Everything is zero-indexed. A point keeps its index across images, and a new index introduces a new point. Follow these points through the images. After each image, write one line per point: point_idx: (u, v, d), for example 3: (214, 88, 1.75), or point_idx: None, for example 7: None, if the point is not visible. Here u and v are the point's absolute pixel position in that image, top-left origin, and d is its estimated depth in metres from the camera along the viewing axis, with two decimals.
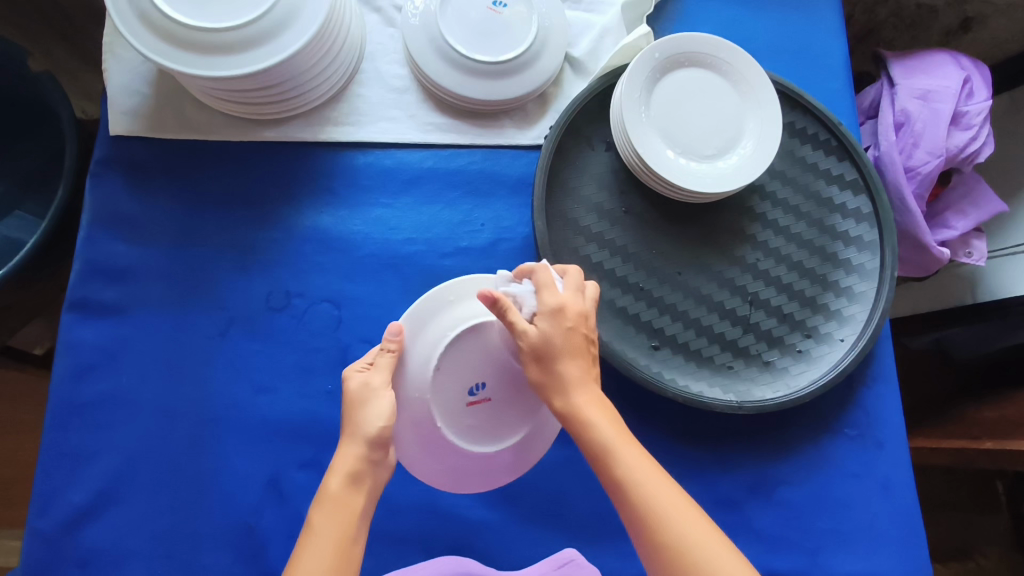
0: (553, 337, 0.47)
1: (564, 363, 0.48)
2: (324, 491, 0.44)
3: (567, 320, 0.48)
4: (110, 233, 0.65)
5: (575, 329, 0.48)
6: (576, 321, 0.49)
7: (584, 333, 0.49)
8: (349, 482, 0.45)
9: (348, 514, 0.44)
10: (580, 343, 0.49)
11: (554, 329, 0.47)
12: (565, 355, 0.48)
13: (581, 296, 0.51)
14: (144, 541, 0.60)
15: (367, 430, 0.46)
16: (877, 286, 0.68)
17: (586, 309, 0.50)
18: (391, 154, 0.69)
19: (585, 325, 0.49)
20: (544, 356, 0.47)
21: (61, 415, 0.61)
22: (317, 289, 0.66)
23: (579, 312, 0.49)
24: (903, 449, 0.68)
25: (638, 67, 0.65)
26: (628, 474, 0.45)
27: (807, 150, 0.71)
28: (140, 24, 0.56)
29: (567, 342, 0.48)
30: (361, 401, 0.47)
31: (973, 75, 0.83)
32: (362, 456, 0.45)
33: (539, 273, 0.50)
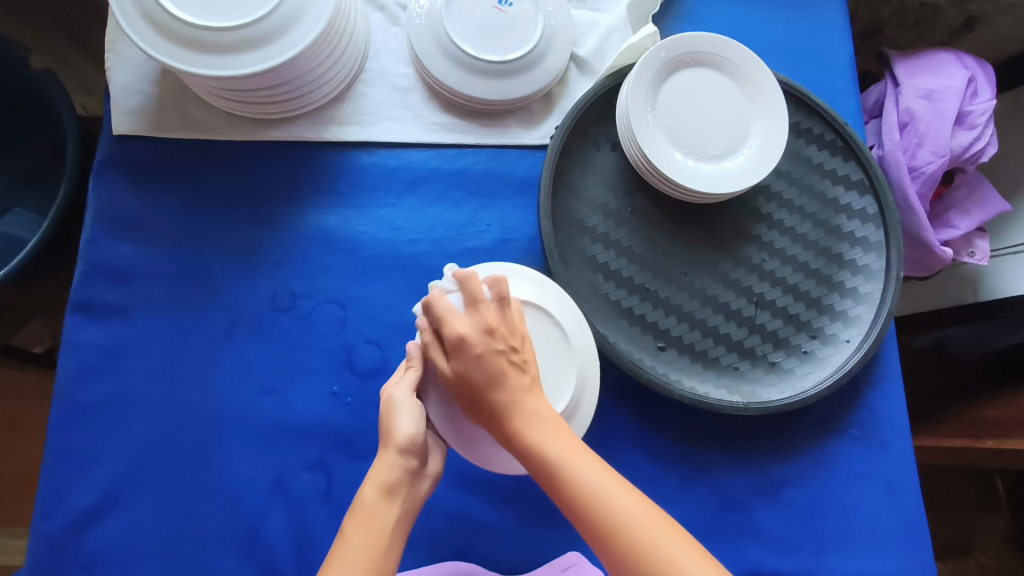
0: (466, 369, 0.48)
1: (489, 391, 0.48)
2: (360, 502, 0.47)
3: (472, 349, 0.48)
4: (114, 233, 0.64)
5: (484, 352, 0.48)
6: (484, 343, 0.48)
7: (498, 352, 0.48)
8: (383, 491, 0.47)
9: (385, 522, 0.47)
10: (501, 363, 0.48)
11: (466, 364, 0.48)
12: (488, 386, 0.48)
13: (481, 311, 0.49)
14: (150, 543, 0.60)
15: (399, 440, 0.49)
16: (882, 286, 0.68)
17: (491, 323, 0.49)
18: (397, 154, 0.69)
19: (493, 342, 0.48)
20: (470, 388, 0.48)
21: (65, 416, 0.61)
22: (322, 290, 0.66)
23: (482, 334, 0.48)
24: (907, 450, 0.68)
25: (644, 67, 0.64)
26: (574, 487, 0.45)
27: (812, 150, 0.71)
28: (143, 22, 0.55)
29: (480, 369, 0.48)
30: (389, 412, 0.50)
31: (977, 74, 0.83)
32: (398, 468, 0.48)
33: (433, 305, 0.50)
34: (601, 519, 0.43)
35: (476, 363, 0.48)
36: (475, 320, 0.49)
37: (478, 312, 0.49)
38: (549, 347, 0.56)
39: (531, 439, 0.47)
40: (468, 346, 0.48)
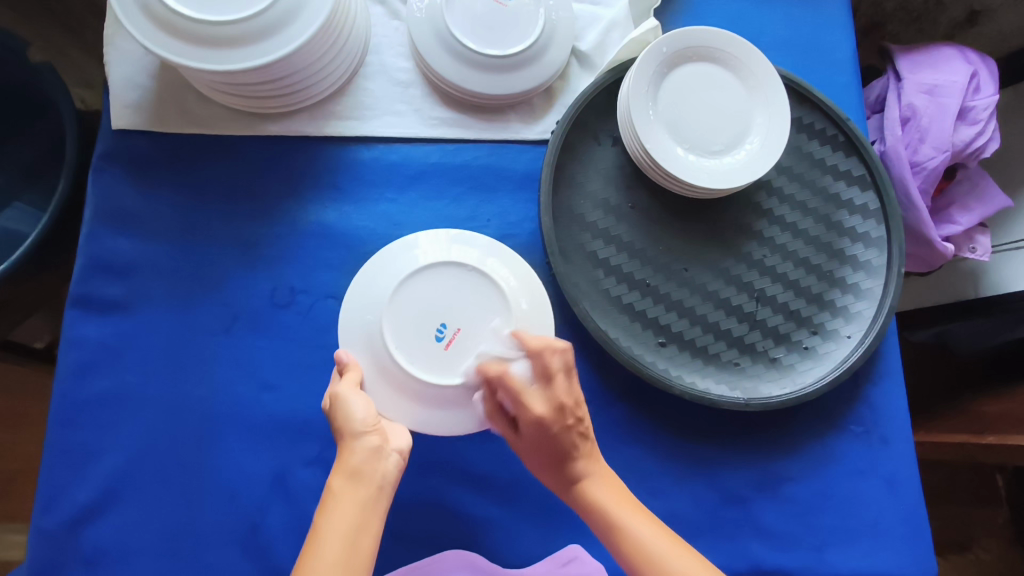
0: (540, 445, 0.53)
1: (564, 465, 0.54)
2: (329, 492, 0.47)
3: (548, 429, 0.52)
4: (113, 229, 0.64)
5: (558, 430, 0.52)
6: (558, 423, 0.52)
7: (570, 429, 0.53)
8: (348, 475, 0.48)
9: (356, 503, 0.47)
10: (571, 437, 0.53)
11: (540, 437, 0.53)
12: (563, 457, 0.54)
13: (552, 390, 0.52)
14: (150, 538, 0.60)
15: (356, 427, 0.50)
16: (884, 282, 0.67)
17: (563, 401, 0.52)
18: (396, 149, 0.68)
19: (563, 420, 0.52)
20: (542, 456, 0.54)
21: (65, 412, 0.61)
22: (322, 286, 0.65)
23: (556, 411, 0.52)
24: (908, 446, 0.68)
25: (645, 62, 0.64)
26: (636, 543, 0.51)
27: (814, 145, 0.71)
28: (143, 16, 0.55)
29: (555, 446, 0.53)
30: (338, 407, 0.51)
31: (981, 69, 0.83)
32: (361, 452, 0.49)
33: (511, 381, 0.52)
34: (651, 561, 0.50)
35: (552, 440, 0.53)
36: (549, 396, 0.52)
37: (547, 390, 0.52)
38: (477, 299, 0.56)
39: (587, 496, 0.53)
40: (544, 427, 0.52)
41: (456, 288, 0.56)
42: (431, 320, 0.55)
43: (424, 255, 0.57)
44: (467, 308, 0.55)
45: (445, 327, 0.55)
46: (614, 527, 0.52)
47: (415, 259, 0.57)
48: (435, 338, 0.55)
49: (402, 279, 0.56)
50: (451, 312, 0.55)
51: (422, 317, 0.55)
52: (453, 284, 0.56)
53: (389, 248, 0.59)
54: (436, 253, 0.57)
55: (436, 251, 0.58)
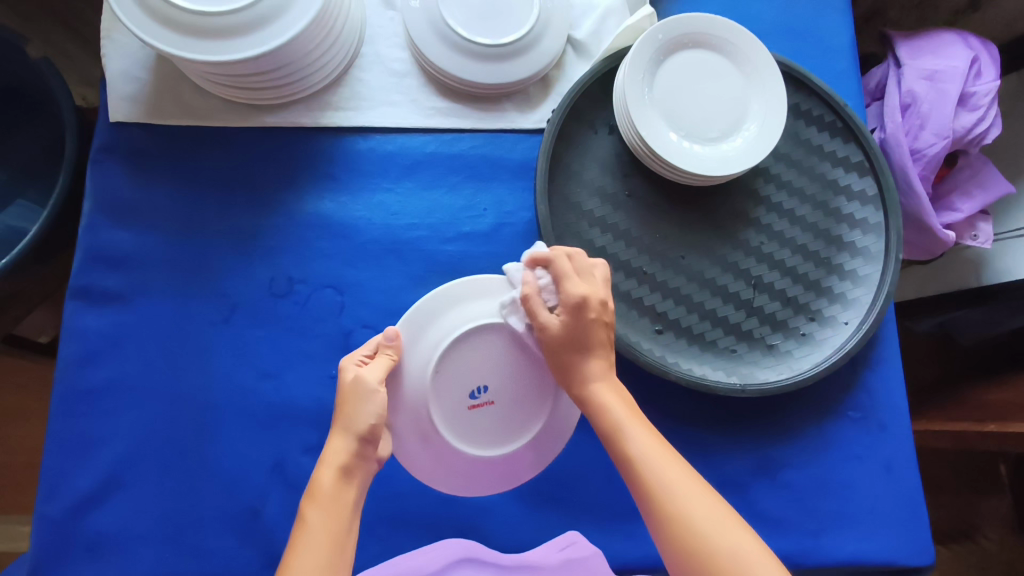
0: (571, 330, 0.50)
1: (581, 360, 0.51)
2: (316, 485, 0.45)
3: (589, 312, 0.50)
4: (111, 221, 0.65)
5: (596, 318, 0.51)
6: (597, 312, 0.51)
7: (603, 322, 0.52)
8: (340, 477, 0.45)
9: (342, 503, 0.45)
10: (601, 332, 0.52)
11: (575, 321, 0.50)
12: (589, 348, 0.51)
13: (593, 281, 0.53)
14: (152, 525, 0.61)
15: (358, 425, 0.47)
16: (882, 268, 0.67)
17: (603, 295, 0.52)
18: (393, 139, 0.69)
19: (602, 311, 0.52)
20: (567, 347, 0.51)
21: (67, 401, 0.62)
22: (319, 276, 0.66)
23: (600, 302, 0.52)
24: (906, 432, 0.68)
25: (640, 49, 0.64)
26: (640, 450, 0.48)
27: (812, 132, 0.71)
28: (138, 8, 0.55)
29: (587, 335, 0.51)
30: (353, 397, 0.47)
31: (982, 54, 0.82)
32: (354, 452, 0.46)
33: (559, 262, 0.52)
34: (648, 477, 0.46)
35: (586, 326, 0.51)
36: (591, 288, 0.52)
37: (593, 281, 0.53)
38: (523, 386, 0.55)
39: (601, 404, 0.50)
40: (585, 308, 0.50)
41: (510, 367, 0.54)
42: (477, 379, 0.54)
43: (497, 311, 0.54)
44: (509, 389, 0.54)
45: (486, 389, 0.54)
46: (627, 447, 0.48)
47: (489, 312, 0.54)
48: (470, 393, 0.54)
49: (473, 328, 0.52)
50: (496, 384, 0.54)
51: (469, 372, 0.53)
52: (508, 359, 0.54)
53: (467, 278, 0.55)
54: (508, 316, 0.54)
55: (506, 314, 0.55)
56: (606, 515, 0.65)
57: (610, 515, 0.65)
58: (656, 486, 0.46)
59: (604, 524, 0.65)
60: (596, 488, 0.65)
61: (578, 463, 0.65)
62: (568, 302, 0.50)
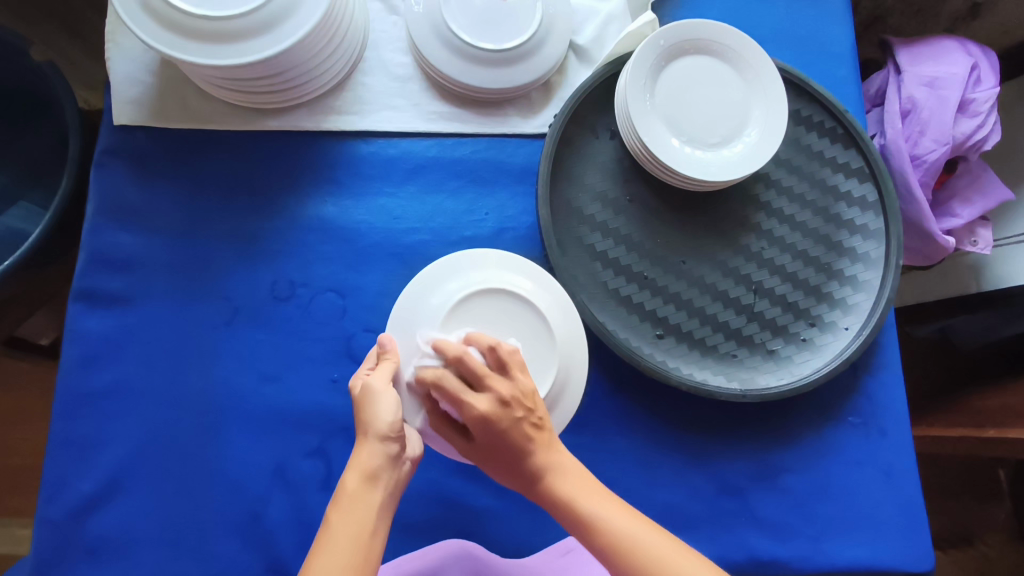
0: (493, 444, 0.48)
1: (516, 460, 0.49)
2: (342, 490, 0.45)
3: (495, 425, 0.47)
4: (115, 224, 0.65)
5: (508, 425, 0.48)
6: (505, 420, 0.47)
7: (520, 421, 0.48)
8: (365, 479, 0.45)
9: (368, 505, 0.45)
10: (524, 429, 0.48)
11: (488, 433, 0.48)
12: (513, 452, 0.48)
13: (491, 386, 0.48)
14: (153, 528, 0.61)
15: (379, 427, 0.47)
16: (882, 274, 0.67)
17: (506, 394, 0.48)
18: (395, 143, 0.69)
19: (512, 413, 0.48)
20: (490, 451, 0.49)
21: (68, 404, 0.62)
22: (321, 279, 0.66)
23: (501, 405, 0.47)
24: (906, 438, 0.68)
25: (642, 55, 0.64)
26: (605, 526, 0.47)
27: (812, 138, 0.71)
28: (143, 12, 0.55)
29: (505, 443, 0.48)
30: (367, 401, 0.48)
31: (981, 61, 0.82)
32: (379, 453, 0.46)
33: (446, 384, 0.48)
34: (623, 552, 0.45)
35: (501, 438, 0.48)
36: (489, 395, 0.47)
37: (489, 387, 0.48)
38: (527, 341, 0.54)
39: (553, 487, 0.48)
40: (491, 423, 0.47)
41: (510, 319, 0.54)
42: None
43: (479, 281, 0.55)
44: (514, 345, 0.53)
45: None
46: (588, 529, 0.47)
47: (471, 284, 0.55)
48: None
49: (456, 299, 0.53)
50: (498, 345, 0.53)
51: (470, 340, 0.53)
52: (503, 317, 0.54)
53: (446, 259, 0.58)
54: (494, 278, 0.55)
55: (493, 279, 0.56)
56: None
57: None
58: (620, 545, 0.46)
59: None
60: None
61: None
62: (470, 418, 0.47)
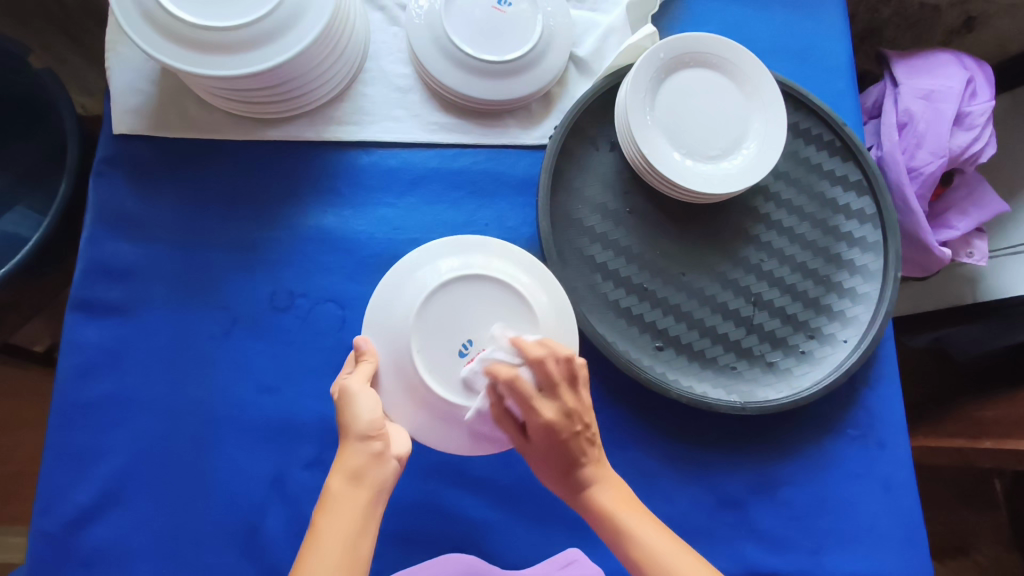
0: (548, 452, 0.50)
1: (570, 468, 0.51)
2: (328, 492, 0.45)
3: (561, 434, 0.49)
4: (114, 233, 0.65)
5: (568, 436, 0.50)
6: (567, 430, 0.49)
7: (579, 437, 0.50)
8: (349, 479, 0.46)
9: (357, 502, 0.45)
10: (580, 443, 0.50)
11: (550, 437, 0.49)
12: (566, 460, 0.51)
13: (560, 397, 0.49)
14: (150, 540, 0.61)
15: (360, 427, 0.47)
16: (880, 286, 0.68)
17: (570, 406, 0.50)
18: (396, 154, 0.69)
19: (572, 425, 0.50)
20: (546, 455, 0.51)
21: (65, 414, 0.61)
22: (321, 289, 0.66)
23: (566, 417, 0.49)
24: (905, 450, 0.69)
25: (642, 67, 0.65)
26: (648, 551, 0.49)
27: (811, 150, 0.71)
28: (144, 22, 0.55)
29: (564, 451, 0.50)
30: (346, 403, 0.49)
31: (977, 74, 0.83)
32: (361, 454, 0.47)
33: (521, 387, 0.48)
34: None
35: (560, 446, 0.50)
36: (558, 404, 0.49)
37: (557, 395, 0.49)
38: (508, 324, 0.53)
39: (600, 504, 0.51)
40: (555, 429, 0.49)
41: (496, 307, 0.54)
42: (461, 333, 0.53)
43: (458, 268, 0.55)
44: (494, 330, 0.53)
45: (472, 342, 0.53)
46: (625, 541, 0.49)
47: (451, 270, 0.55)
48: (460, 348, 0.53)
49: (433, 288, 0.53)
50: (482, 330, 0.53)
51: (454, 324, 0.53)
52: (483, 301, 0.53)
53: (427, 246, 0.57)
54: (475, 264, 0.55)
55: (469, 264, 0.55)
56: None
57: None
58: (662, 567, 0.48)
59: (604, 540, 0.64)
60: None
61: None
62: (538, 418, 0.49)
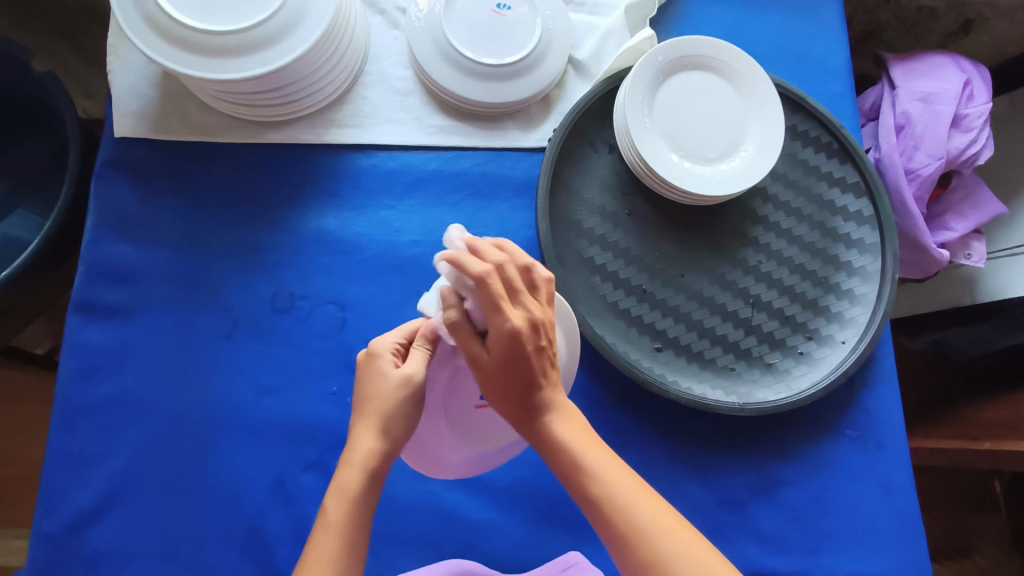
0: (504, 369, 0.46)
1: (526, 389, 0.47)
2: (345, 488, 0.45)
3: (523, 345, 0.45)
4: (116, 235, 0.65)
5: (530, 349, 0.45)
6: (530, 342, 0.45)
7: (541, 352, 0.46)
8: (370, 481, 0.46)
9: (366, 501, 0.46)
10: (541, 360, 0.46)
11: (514, 355, 0.45)
12: (527, 382, 0.47)
13: (525, 304, 0.45)
14: (151, 541, 0.61)
15: (393, 428, 0.47)
16: (878, 288, 0.68)
17: (538, 318, 0.46)
18: (396, 156, 0.69)
19: (536, 339, 0.46)
20: (503, 378, 0.47)
21: (67, 415, 0.62)
22: (321, 291, 0.66)
23: (532, 329, 0.45)
24: (904, 451, 0.69)
25: (640, 71, 0.65)
26: (606, 492, 0.45)
27: (808, 153, 0.72)
28: (146, 27, 0.56)
29: (524, 369, 0.46)
30: (388, 390, 0.48)
31: (973, 77, 0.83)
32: (381, 453, 0.46)
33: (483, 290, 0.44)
34: (620, 520, 0.44)
35: (519, 360, 0.45)
36: (523, 313, 0.45)
37: (520, 303, 0.45)
38: None
39: (556, 438, 0.47)
40: (518, 341, 0.44)
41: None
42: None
43: None
44: None
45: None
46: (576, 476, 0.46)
47: None
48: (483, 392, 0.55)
49: None
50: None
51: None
52: None
53: None
54: None
55: None
56: None
57: None
58: (617, 507, 0.44)
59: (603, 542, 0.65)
60: None
61: None
62: (501, 337, 0.45)
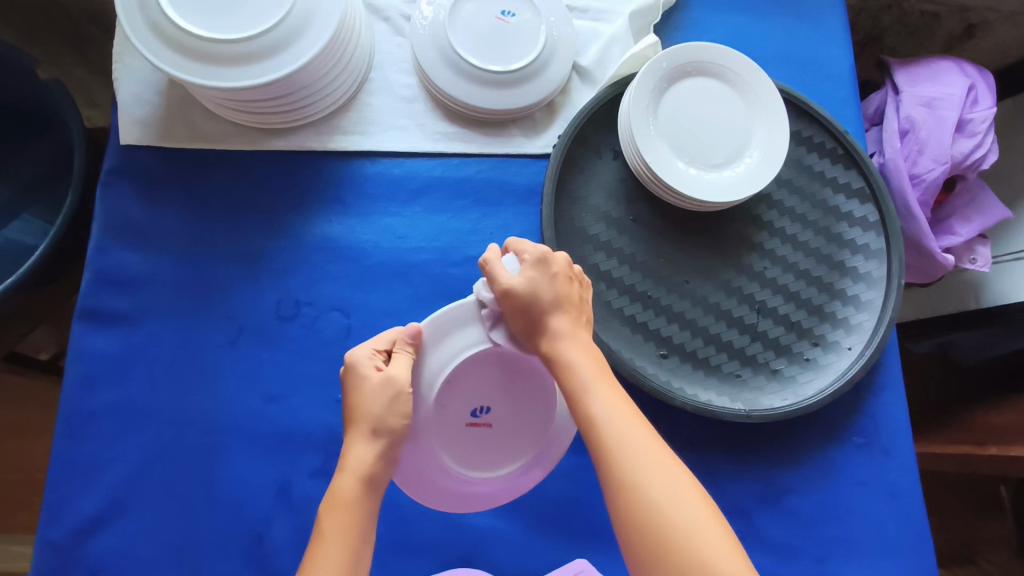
0: (536, 286, 0.51)
1: (552, 311, 0.51)
2: (339, 495, 0.45)
3: (553, 267, 0.53)
4: (121, 243, 0.65)
5: (560, 273, 0.53)
6: (560, 269, 0.53)
7: (568, 280, 0.54)
8: (365, 484, 0.45)
9: (361, 512, 0.45)
10: (569, 289, 0.53)
11: (541, 276, 0.52)
12: (551, 306, 0.51)
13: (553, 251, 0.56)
14: (156, 549, 0.61)
15: (386, 426, 0.47)
16: (884, 293, 0.68)
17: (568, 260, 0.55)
18: (401, 163, 0.69)
19: (566, 269, 0.54)
20: (532, 298, 0.51)
21: (72, 423, 0.62)
22: (325, 298, 0.66)
23: (563, 262, 0.54)
24: (910, 457, 0.69)
25: (645, 77, 0.65)
26: (604, 418, 0.47)
27: (813, 159, 0.72)
28: (152, 35, 0.56)
29: (553, 286, 0.52)
30: (376, 395, 0.47)
31: (978, 81, 0.83)
32: (376, 456, 0.46)
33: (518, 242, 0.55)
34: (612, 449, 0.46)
35: (552, 277, 0.52)
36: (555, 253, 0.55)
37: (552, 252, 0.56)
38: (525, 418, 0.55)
39: (566, 358, 0.50)
40: (551, 263, 0.53)
41: (524, 395, 0.55)
42: (480, 398, 0.54)
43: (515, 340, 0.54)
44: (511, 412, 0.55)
45: (488, 409, 0.54)
46: (586, 406, 0.48)
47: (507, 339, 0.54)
48: (474, 409, 0.54)
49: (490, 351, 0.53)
50: (501, 406, 0.54)
51: (480, 388, 0.53)
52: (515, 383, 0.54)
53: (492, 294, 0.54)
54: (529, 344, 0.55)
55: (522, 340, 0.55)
56: (610, 540, 0.65)
57: (614, 541, 0.65)
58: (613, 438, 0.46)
59: (609, 549, 0.64)
60: (600, 513, 0.65)
61: (583, 488, 0.65)
62: (531, 260, 0.53)
